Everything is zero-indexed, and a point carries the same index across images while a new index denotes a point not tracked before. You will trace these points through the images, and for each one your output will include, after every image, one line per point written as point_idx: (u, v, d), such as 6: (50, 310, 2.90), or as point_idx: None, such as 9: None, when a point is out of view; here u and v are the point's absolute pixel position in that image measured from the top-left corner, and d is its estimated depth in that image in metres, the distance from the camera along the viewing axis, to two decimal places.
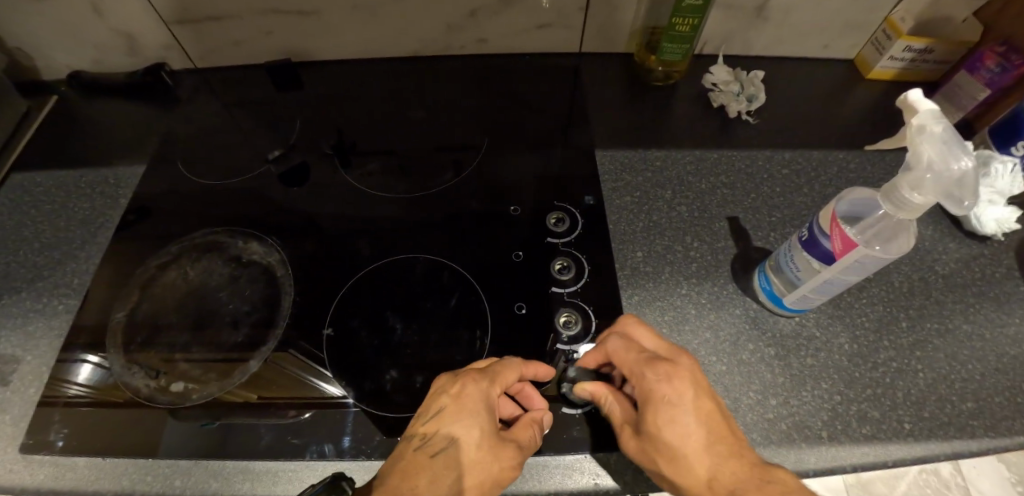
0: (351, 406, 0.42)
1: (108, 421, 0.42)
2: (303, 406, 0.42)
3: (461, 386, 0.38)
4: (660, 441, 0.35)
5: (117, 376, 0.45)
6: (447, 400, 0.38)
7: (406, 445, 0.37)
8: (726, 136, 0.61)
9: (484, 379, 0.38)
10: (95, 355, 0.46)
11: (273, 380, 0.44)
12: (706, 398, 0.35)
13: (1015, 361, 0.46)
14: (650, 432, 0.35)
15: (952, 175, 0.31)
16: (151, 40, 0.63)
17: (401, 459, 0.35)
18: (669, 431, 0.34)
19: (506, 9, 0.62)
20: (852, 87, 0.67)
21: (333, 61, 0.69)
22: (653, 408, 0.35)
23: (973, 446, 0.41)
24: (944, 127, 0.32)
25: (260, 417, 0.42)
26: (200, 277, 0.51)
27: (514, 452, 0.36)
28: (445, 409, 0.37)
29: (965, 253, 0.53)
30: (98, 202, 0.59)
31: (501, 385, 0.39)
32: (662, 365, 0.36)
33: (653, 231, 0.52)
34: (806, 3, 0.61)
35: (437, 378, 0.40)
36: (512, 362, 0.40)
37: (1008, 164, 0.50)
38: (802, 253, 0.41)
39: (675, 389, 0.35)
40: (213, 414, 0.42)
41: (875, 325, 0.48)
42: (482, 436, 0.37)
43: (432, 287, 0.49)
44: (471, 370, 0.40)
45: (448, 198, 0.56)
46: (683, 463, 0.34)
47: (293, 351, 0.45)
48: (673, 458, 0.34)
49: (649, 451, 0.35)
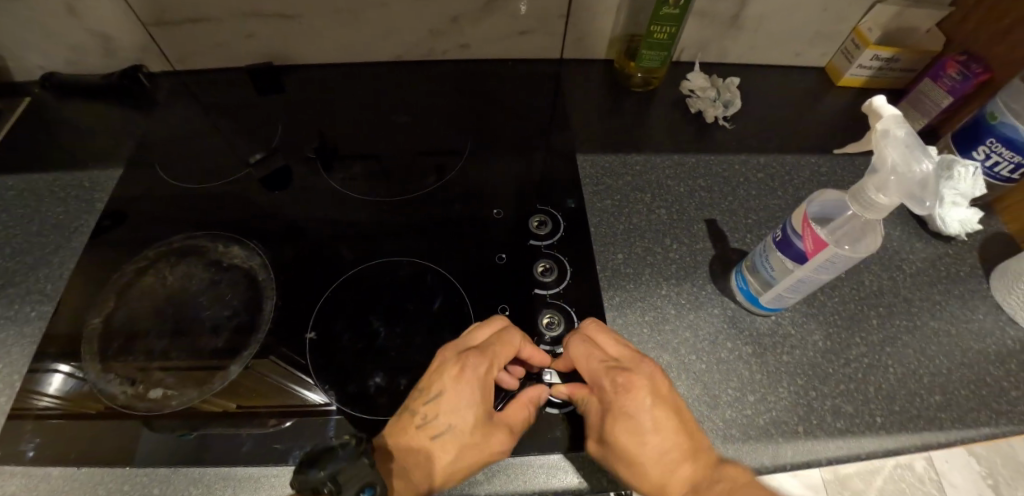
0: (335, 415, 0.41)
1: (80, 430, 0.41)
2: (284, 415, 0.41)
3: (460, 369, 0.40)
4: (618, 448, 0.36)
5: (88, 385, 0.43)
6: (448, 382, 0.40)
7: (409, 422, 0.39)
8: (703, 141, 0.63)
9: (482, 361, 0.40)
10: (68, 364, 0.45)
11: (252, 388, 0.43)
12: (664, 406, 0.37)
13: (979, 355, 0.48)
14: (609, 440, 0.37)
15: (915, 177, 0.33)
16: (129, 42, 0.62)
17: (406, 433, 0.39)
18: (626, 439, 0.36)
19: (488, 16, 0.63)
20: (823, 94, 0.69)
21: (315, 66, 0.69)
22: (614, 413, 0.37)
23: (940, 437, 0.43)
24: (906, 131, 0.34)
25: (240, 423, 0.41)
26: (179, 281, 0.50)
27: (505, 435, 0.38)
28: (444, 392, 0.39)
29: (932, 252, 0.55)
30: (71, 206, 0.57)
31: (497, 364, 0.40)
32: (622, 376, 0.38)
33: (633, 233, 0.53)
34: (779, 13, 0.63)
35: (442, 350, 0.42)
36: (513, 341, 0.41)
37: (971, 168, 0.50)
38: (776, 253, 0.42)
39: (633, 398, 0.37)
40: (189, 426, 0.41)
41: (847, 322, 0.49)
42: (474, 423, 0.39)
43: (415, 291, 0.49)
44: (470, 349, 0.41)
45: (431, 201, 0.56)
46: (638, 466, 0.36)
47: (273, 357, 0.45)
48: (630, 462, 0.36)
49: (608, 457, 0.37)
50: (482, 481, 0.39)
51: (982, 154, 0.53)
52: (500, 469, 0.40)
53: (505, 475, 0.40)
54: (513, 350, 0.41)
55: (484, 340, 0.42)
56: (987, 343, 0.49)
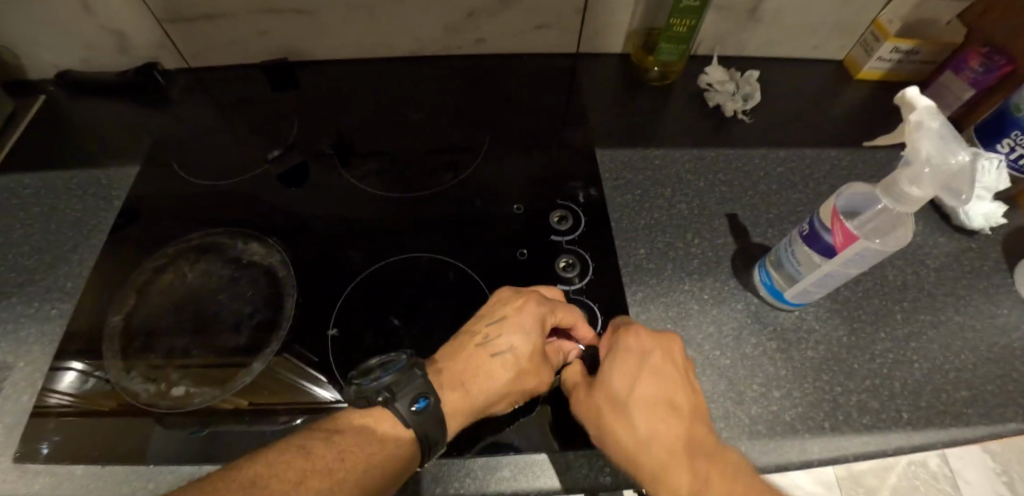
0: (341, 411, 0.41)
1: (100, 428, 0.41)
2: (296, 412, 0.41)
3: (525, 301, 0.40)
4: (608, 389, 0.36)
5: (107, 384, 0.43)
6: (511, 311, 0.40)
7: (465, 340, 0.40)
8: (722, 135, 0.62)
9: (547, 304, 0.40)
10: (80, 361, 0.45)
11: (262, 386, 0.43)
12: (672, 372, 0.36)
13: (1005, 350, 0.48)
14: (603, 382, 0.37)
15: (950, 168, 0.32)
16: (145, 39, 0.62)
17: (461, 350, 0.39)
18: (619, 382, 0.36)
19: (504, 10, 0.62)
20: (842, 88, 0.69)
21: (329, 62, 0.69)
22: (601, 386, 0.37)
23: (968, 433, 0.43)
24: (940, 122, 0.33)
25: (254, 421, 0.41)
26: (199, 278, 0.50)
27: (551, 370, 0.40)
28: (507, 320, 0.39)
29: (955, 246, 0.55)
30: (89, 204, 0.57)
31: (561, 307, 0.41)
32: (642, 329, 0.38)
33: (654, 229, 0.53)
34: (798, 6, 0.62)
35: (501, 288, 0.42)
36: (572, 309, 0.42)
37: (992, 160, 0.46)
38: (802, 247, 0.42)
39: (643, 349, 0.37)
40: (201, 423, 0.41)
41: (870, 317, 0.49)
42: (532, 351, 0.39)
43: (436, 287, 0.49)
44: (534, 292, 0.41)
45: (449, 197, 0.56)
46: (626, 415, 0.35)
47: (288, 354, 0.45)
48: (618, 405, 0.35)
49: (597, 402, 0.36)
50: (508, 477, 0.39)
51: (1006, 146, 0.52)
52: (526, 465, 0.40)
53: (530, 471, 0.39)
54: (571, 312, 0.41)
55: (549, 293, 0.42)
56: (1013, 338, 0.48)
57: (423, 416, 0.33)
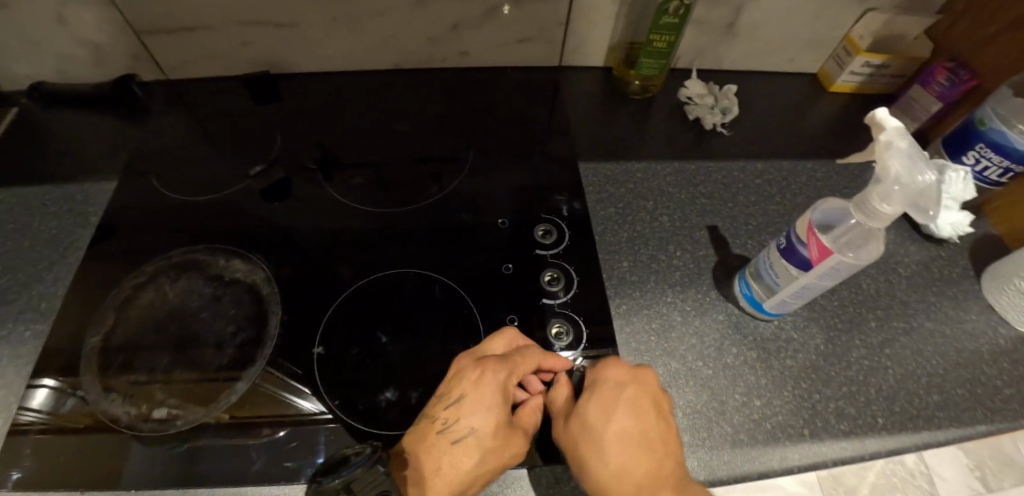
0: (326, 424, 0.41)
1: (77, 452, 0.40)
2: (279, 425, 0.41)
3: (480, 374, 0.42)
4: (586, 421, 0.40)
5: (87, 405, 0.42)
6: (468, 387, 0.42)
7: (427, 428, 0.41)
8: (702, 147, 0.63)
9: (501, 371, 0.41)
10: (53, 378, 0.44)
11: (245, 399, 0.43)
12: (647, 404, 0.40)
13: (973, 355, 0.49)
14: (580, 416, 0.40)
15: (917, 187, 0.34)
16: (122, 52, 0.61)
17: (426, 437, 0.41)
18: (597, 415, 0.40)
19: (488, 24, 0.63)
20: (816, 100, 0.71)
21: (312, 75, 0.69)
22: (576, 422, 0.40)
23: (940, 437, 0.44)
24: (908, 142, 0.35)
25: (237, 435, 0.41)
26: (181, 296, 0.50)
27: (522, 437, 0.41)
28: (466, 398, 0.41)
29: (925, 254, 0.57)
30: (65, 220, 0.56)
31: (515, 372, 0.42)
32: (619, 368, 0.41)
33: (637, 241, 0.54)
34: (773, 21, 0.64)
35: (459, 359, 0.44)
36: (533, 353, 0.43)
37: (959, 172, 0.50)
38: (780, 260, 0.43)
39: (620, 381, 0.41)
40: (182, 437, 0.41)
41: (846, 326, 0.50)
42: (494, 427, 0.41)
43: (422, 303, 0.49)
44: (489, 358, 0.43)
45: (435, 210, 0.56)
46: (602, 445, 0.39)
47: (272, 367, 0.44)
48: (592, 438, 0.39)
49: (575, 434, 0.40)
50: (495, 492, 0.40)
51: (972, 158, 0.54)
52: (512, 480, 0.40)
53: (516, 485, 0.40)
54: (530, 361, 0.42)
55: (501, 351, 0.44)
56: (981, 342, 0.50)
57: None
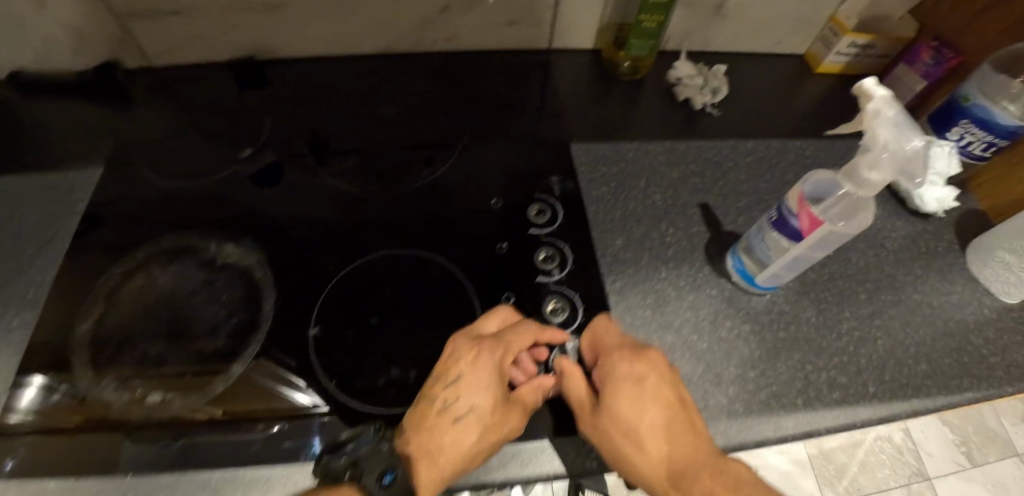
0: (320, 416, 0.41)
1: (66, 448, 0.39)
2: (273, 420, 0.40)
3: (478, 354, 0.41)
4: (614, 415, 0.39)
5: (70, 403, 0.41)
6: (467, 367, 0.41)
7: (426, 408, 0.40)
8: (693, 127, 0.64)
9: (498, 347, 0.41)
10: (41, 376, 0.43)
11: (238, 393, 0.42)
12: (667, 388, 0.39)
13: (959, 324, 0.51)
14: (608, 408, 0.39)
15: (904, 153, 0.35)
16: (103, 37, 0.59)
17: (426, 418, 0.39)
18: (624, 407, 0.39)
19: (476, 7, 0.62)
20: (804, 81, 0.71)
21: (299, 60, 0.68)
22: (604, 419, 0.38)
23: (928, 403, 0.45)
24: (896, 110, 0.35)
25: (230, 430, 0.40)
26: (172, 281, 0.49)
27: (521, 413, 0.40)
28: (463, 377, 0.40)
29: (911, 229, 0.58)
30: (50, 209, 0.55)
31: (513, 348, 0.41)
32: (632, 352, 0.41)
33: (630, 220, 0.54)
34: (761, 2, 0.64)
35: (454, 340, 0.43)
36: (529, 326, 0.43)
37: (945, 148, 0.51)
38: (772, 233, 0.44)
39: (637, 370, 0.40)
40: (174, 434, 0.40)
41: (836, 298, 0.51)
42: (494, 404, 0.40)
43: (417, 283, 0.48)
44: (485, 337, 0.42)
45: (428, 193, 0.56)
46: (637, 437, 0.38)
47: (266, 359, 0.44)
48: (626, 430, 0.38)
49: (606, 429, 0.38)
50: (496, 467, 0.40)
51: (956, 134, 0.55)
52: (512, 455, 0.40)
53: (522, 460, 0.40)
54: (527, 334, 0.42)
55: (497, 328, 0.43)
56: (967, 312, 0.52)
57: (389, 490, 0.33)
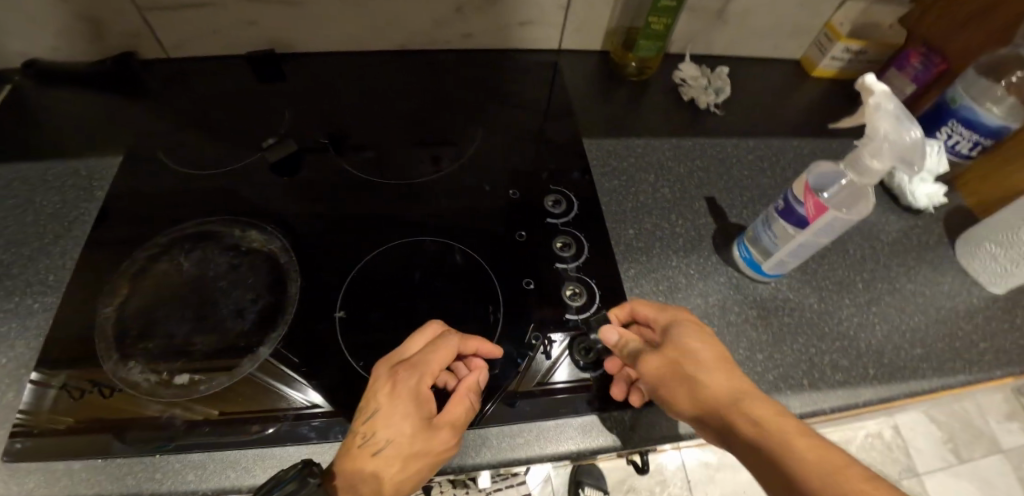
0: (315, 414, 0.41)
1: (68, 444, 0.39)
2: (267, 421, 0.40)
3: (395, 382, 0.38)
4: (681, 347, 0.38)
5: (76, 399, 0.41)
6: (383, 398, 0.37)
7: (349, 441, 0.36)
8: (698, 126, 0.66)
9: (416, 371, 0.38)
10: (49, 368, 0.43)
11: (235, 394, 0.42)
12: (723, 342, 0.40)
13: (951, 312, 0.54)
14: (674, 341, 0.39)
15: (904, 142, 0.37)
16: (123, 28, 0.60)
17: (348, 454, 0.36)
18: (689, 341, 0.39)
19: (492, 7, 0.64)
20: (801, 84, 0.75)
21: (315, 55, 0.69)
22: (673, 348, 0.38)
23: (925, 385, 0.48)
24: (895, 104, 0.38)
25: (223, 432, 0.40)
26: (196, 267, 0.49)
27: (446, 434, 0.36)
28: (382, 408, 0.37)
29: (904, 223, 0.61)
30: (68, 196, 0.55)
31: (431, 372, 0.38)
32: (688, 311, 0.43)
33: (641, 212, 0.56)
34: (761, 8, 0.68)
35: (377, 366, 0.40)
36: (449, 343, 0.40)
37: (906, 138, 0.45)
38: (778, 221, 0.46)
39: (697, 322, 0.41)
40: (166, 436, 0.39)
41: (836, 286, 0.54)
42: (414, 431, 0.36)
43: (439, 269, 0.50)
44: (401, 361, 0.39)
45: (445, 184, 0.57)
46: (700, 368, 0.37)
47: (265, 356, 0.44)
48: (691, 360, 0.37)
49: (673, 359, 0.38)
50: (522, 443, 0.41)
51: (944, 134, 0.58)
52: (539, 431, 0.42)
53: (545, 438, 0.42)
54: (447, 355, 0.39)
55: (417, 349, 0.40)
56: (956, 301, 0.55)
57: None
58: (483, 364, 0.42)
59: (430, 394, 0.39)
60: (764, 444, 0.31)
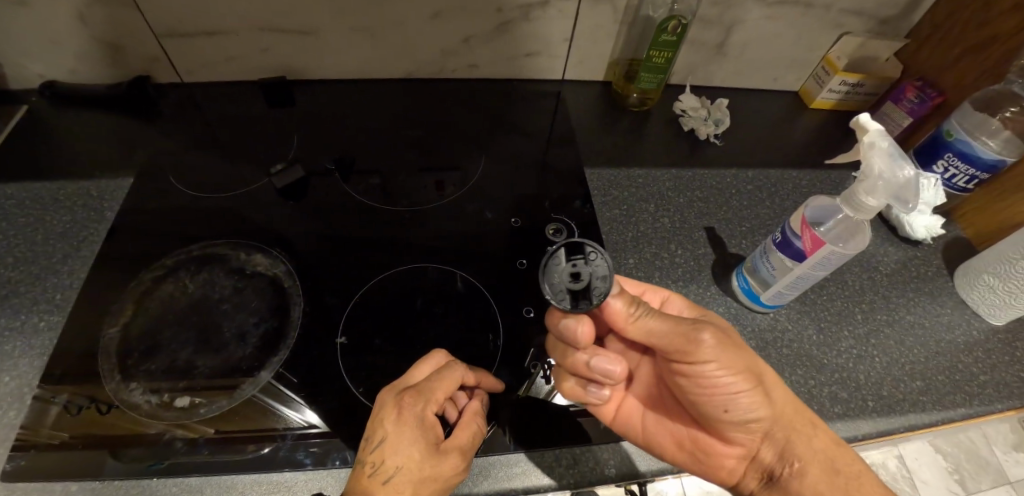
0: (308, 436, 0.41)
1: (69, 465, 0.39)
2: (262, 440, 0.41)
3: (401, 410, 0.37)
4: (743, 356, 0.37)
5: (74, 418, 0.41)
6: (390, 427, 0.36)
7: (358, 472, 0.35)
8: (697, 156, 0.68)
9: (421, 398, 0.37)
10: (51, 386, 0.43)
11: (232, 411, 0.42)
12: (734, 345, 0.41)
13: (951, 345, 0.53)
14: (737, 347, 0.38)
15: (897, 180, 0.38)
16: (141, 53, 0.62)
17: (356, 485, 0.34)
18: (744, 351, 0.38)
19: (498, 38, 0.66)
20: (799, 115, 0.76)
21: (326, 82, 0.71)
22: (742, 357, 0.37)
23: (925, 418, 0.47)
24: (889, 143, 0.39)
25: (217, 452, 0.40)
26: (201, 288, 0.50)
27: (457, 457, 0.36)
28: (390, 436, 0.36)
29: (902, 254, 0.62)
30: (80, 214, 0.56)
31: (437, 399, 0.38)
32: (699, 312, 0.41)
33: (641, 241, 0.57)
34: (759, 43, 0.70)
35: (381, 396, 0.39)
36: (455, 367, 0.40)
37: (887, 150, 0.39)
38: (776, 253, 0.47)
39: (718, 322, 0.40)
40: (162, 454, 0.40)
41: (836, 317, 0.54)
42: (422, 456, 0.36)
43: (441, 295, 0.50)
44: (407, 388, 0.38)
45: (448, 211, 0.58)
46: (761, 381, 0.38)
47: (261, 373, 0.44)
48: (755, 373, 0.37)
49: (745, 369, 0.37)
50: (518, 472, 0.42)
51: (941, 167, 0.58)
52: (536, 461, 0.42)
53: (542, 468, 0.42)
54: (454, 381, 0.39)
55: (423, 377, 0.40)
56: (956, 334, 0.54)
57: None
58: (483, 393, 0.43)
59: (436, 421, 0.38)
60: (826, 464, 0.37)
